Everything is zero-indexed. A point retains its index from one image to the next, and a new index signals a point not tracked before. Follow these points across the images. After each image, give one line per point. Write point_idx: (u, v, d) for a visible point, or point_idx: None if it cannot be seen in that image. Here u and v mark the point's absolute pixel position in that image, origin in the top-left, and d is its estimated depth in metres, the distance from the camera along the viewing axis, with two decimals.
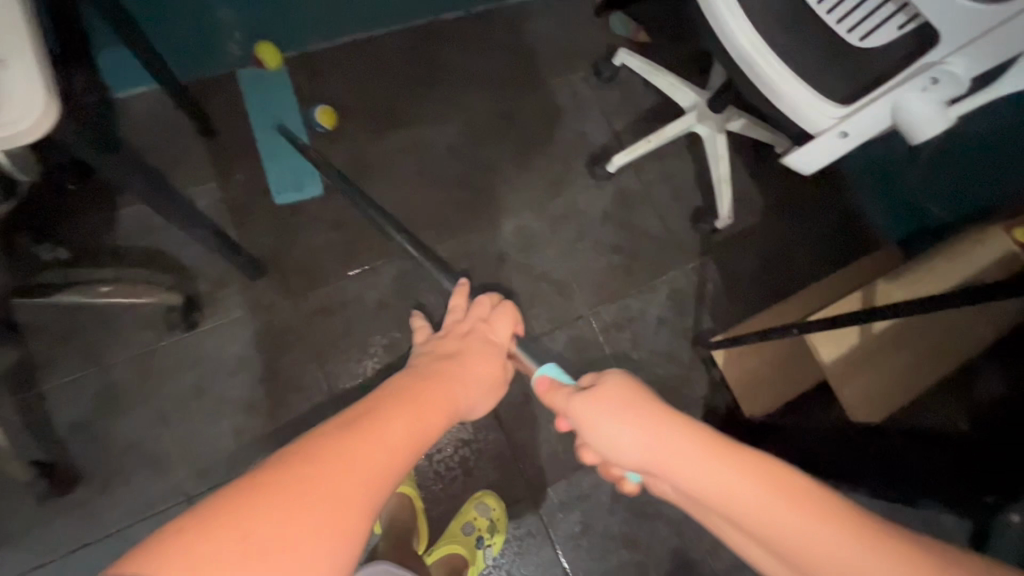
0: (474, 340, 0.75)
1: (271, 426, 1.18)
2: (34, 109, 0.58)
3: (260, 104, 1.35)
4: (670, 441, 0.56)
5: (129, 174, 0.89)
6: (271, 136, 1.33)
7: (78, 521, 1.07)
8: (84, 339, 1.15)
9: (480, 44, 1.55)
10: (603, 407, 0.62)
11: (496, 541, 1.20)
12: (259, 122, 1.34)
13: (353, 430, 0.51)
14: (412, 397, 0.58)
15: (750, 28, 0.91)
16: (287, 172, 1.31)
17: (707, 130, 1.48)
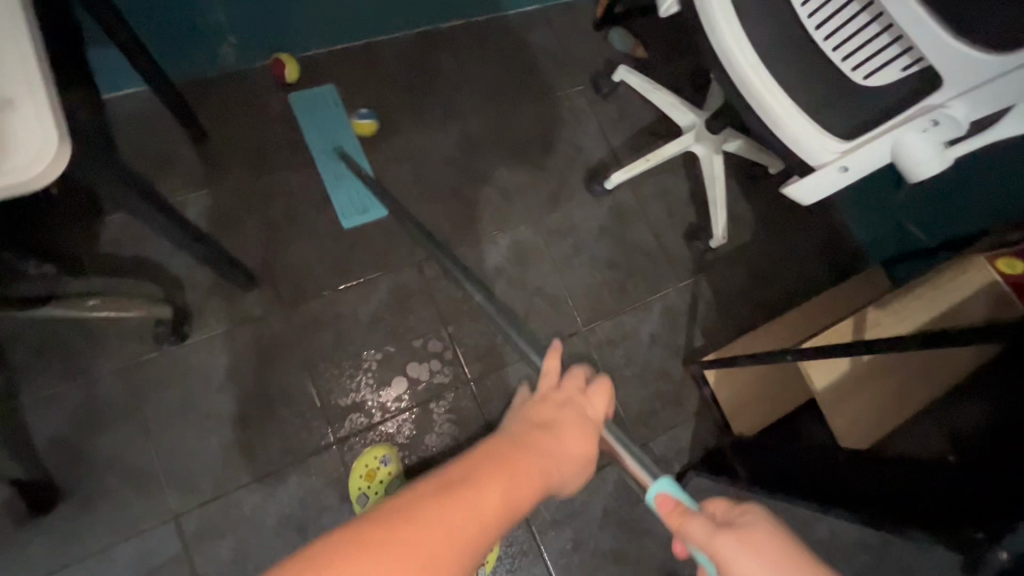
0: (568, 415, 0.75)
1: (261, 441, 1.15)
2: (45, 154, 0.55)
3: (316, 126, 1.36)
4: None
5: (125, 190, 0.86)
6: (332, 160, 1.35)
7: (57, 541, 1.03)
8: (66, 350, 1.11)
9: (479, 54, 1.54)
10: (756, 555, 0.57)
11: (488, 559, 1.21)
12: (318, 148, 1.35)
13: (453, 495, 0.53)
14: (509, 464, 0.60)
15: (757, 62, 0.94)
16: (348, 196, 1.33)
17: (703, 150, 1.48)
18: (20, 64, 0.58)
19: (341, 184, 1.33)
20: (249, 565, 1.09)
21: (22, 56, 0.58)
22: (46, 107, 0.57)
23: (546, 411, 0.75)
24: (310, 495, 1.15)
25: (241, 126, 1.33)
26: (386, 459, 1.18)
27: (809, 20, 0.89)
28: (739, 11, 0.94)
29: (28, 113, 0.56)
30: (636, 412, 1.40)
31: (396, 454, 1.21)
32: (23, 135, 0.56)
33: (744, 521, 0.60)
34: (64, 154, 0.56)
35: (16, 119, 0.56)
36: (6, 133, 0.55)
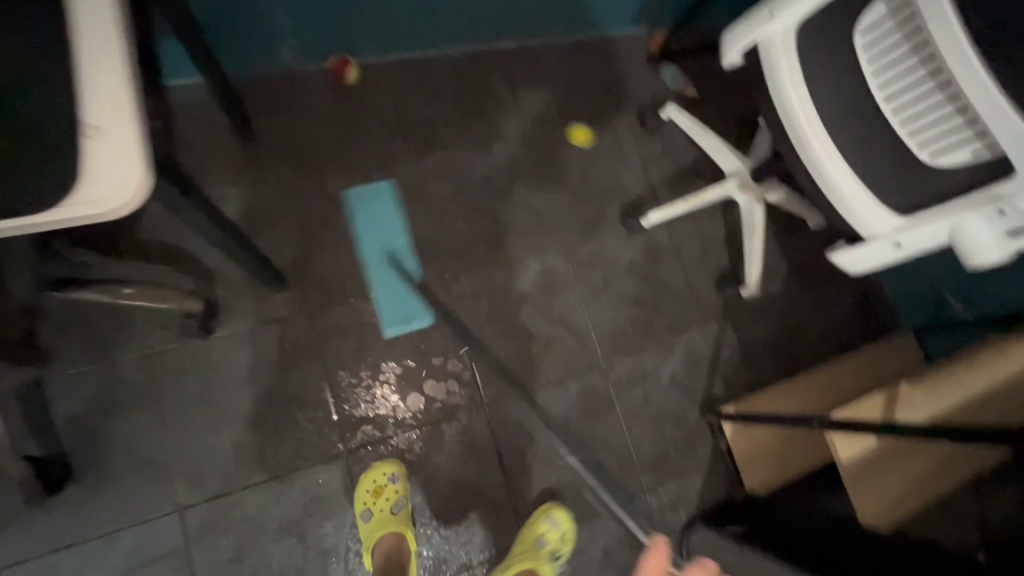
0: None
1: (273, 444, 1.15)
2: (127, 187, 0.62)
3: (366, 225, 1.31)
4: None
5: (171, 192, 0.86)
6: (378, 260, 1.29)
7: (65, 519, 1.04)
8: (95, 330, 1.11)
9: (533, 78, 1.54)
10: None
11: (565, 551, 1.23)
12: (368, 246, 1.30)
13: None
14: None
15: (819, 124, 0.94)
16: (391, 297, 1.28)
17: (744, 198, 1.45)
18: (107, 95, 0.63)
19: (384, 288, 1.28)
20: (248, 565, 1.09)
21: (115, 88, 0.63)
22: (133, 140, 0.63)
23: None
24: (313, 503, 1.15)
25: (292, 126, 1.34)
26: (393, 477, 1.16)
27: (878, 91, 0.89)
28: (806, 75, 0.94)
29: (111, 145, 0.62)
30: (648, 455, 1.37)
31: (405, 474, 1.19)
32: (115, 166, 0.62)
33: None
34: (144, 188, 0.63)
35: (99, 149, 0.62)
36: (92, 165, 0.62)
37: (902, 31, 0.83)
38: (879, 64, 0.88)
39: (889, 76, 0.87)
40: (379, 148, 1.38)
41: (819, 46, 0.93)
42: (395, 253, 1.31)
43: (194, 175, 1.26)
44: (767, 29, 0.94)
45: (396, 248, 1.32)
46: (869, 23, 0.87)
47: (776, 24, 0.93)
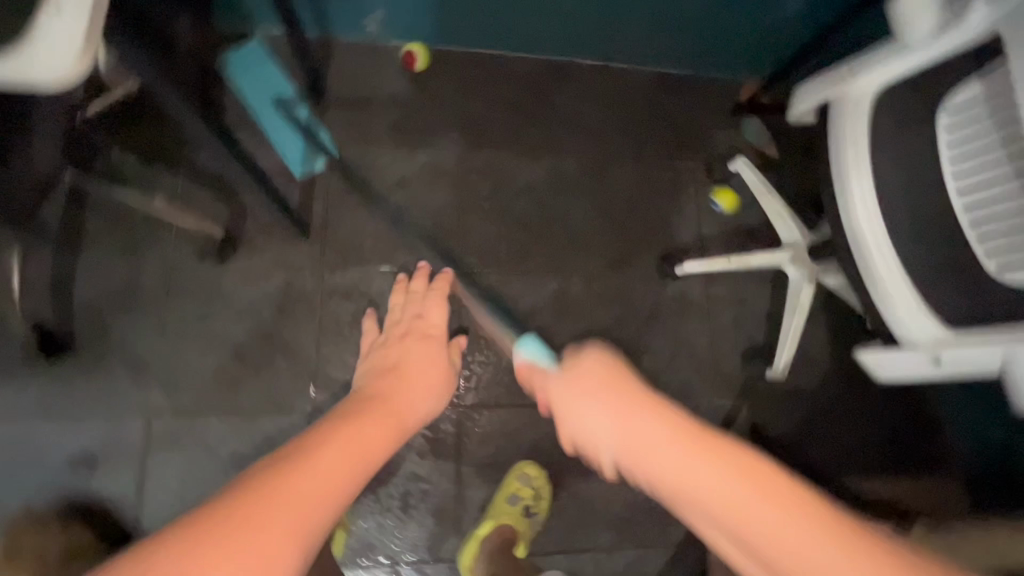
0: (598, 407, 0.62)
1: (249, 380, 1.19)
2: (60, 62, 0.60)
3: (248, 82, 1.30)
4: (645, 432, 0.55)
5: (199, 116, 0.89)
6: (268, 111, 1.30)
7: (51, 389, 1.12)
8: (128, 229, 1.19)
9: (604, 100, 1.49)
10: (583, 393, 0.63)
11: (542, 508, 1.21)
12: (254, 100, 1.30)
13: (367, 414, 0.68)
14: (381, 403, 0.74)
15: (875, 195, 0.80)
16: (291, 147, 1.30)
17: (796, 273, 1.31)
18: None
19: (286, 139, 1.31)
20: (191, 485, 1.12)
21: None
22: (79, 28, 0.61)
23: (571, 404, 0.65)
24: (267, 449, 1.16)
25: (356, 92, 1.38)
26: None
27: (952, 180, 0.79)
28: (875, 141, 0.81)
29: (60, 25, 0.60)
30: (614, 513, 1.27)
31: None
32: (46, 43, 0.60)
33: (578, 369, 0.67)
34: (82, 70, 0.61)
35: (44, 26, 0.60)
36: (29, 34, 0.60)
37: (994, 119, 0.74)
38: (960, 152, 0.78)
39: (968, 167, 0.77)
40: (433, 133, 1.40)
41: (901, 121, 0.81)
42: (283, 100, 1.32)
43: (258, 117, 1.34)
44: (842, 86, 0.85)
45: (284, 96, 1.32)
46: (957, 104, 0.77)
47: (850, 84, 0.84)
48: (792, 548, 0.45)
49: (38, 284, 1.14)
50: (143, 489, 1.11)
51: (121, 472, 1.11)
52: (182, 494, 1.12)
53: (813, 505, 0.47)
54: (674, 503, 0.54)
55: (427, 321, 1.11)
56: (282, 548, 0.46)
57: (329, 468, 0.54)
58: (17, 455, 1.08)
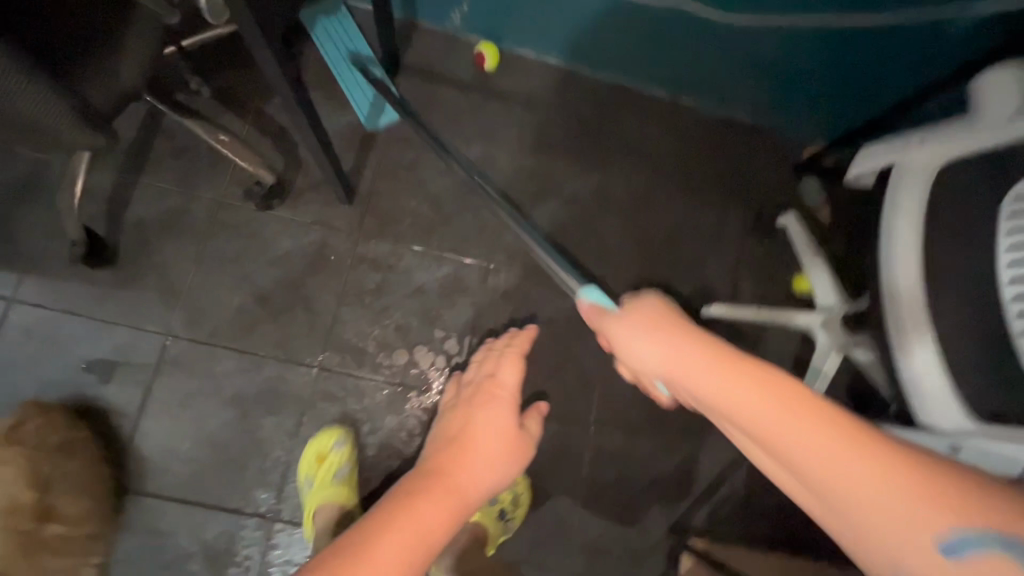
0: (665, 354, 0.64)
1: (265, 325, 1.22)
2: None
3: (329, 34, 1.31)
4: (689, 362, 0.61)
5: (275, 61, 0.92)
6: (344, 65, 1.32)
7: (85, 293, 1.17)
8: (188, 160, 1.25)
9: (664, 131, 1.49)
10: (639, 326, 0.69)
11: (518, 515, 1.19)
12: (330, 59, 1.31)
13: (433, 484, 0.75)
14: (452, 454, 0.83)
15: (920, 273, 0.79)
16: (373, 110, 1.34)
17: (824, 340, 1.27)
18: None
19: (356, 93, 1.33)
20: (190, 412, 1.16)
21: None
22: None
23: (623, 335, 0.70)
24: (268, 394, 1.19)
25: (428, 79, 1.43)
26: (339, 442, 1.14)
27: (1006, 268, 0.72)
28: (931, 217, 0.80)
29: None
30: (588, 539, 1.24)
31: (349, 438, 1.17)
32: None
33: (630, 307, 0.73)
34: None
35: None
36: None
37: None
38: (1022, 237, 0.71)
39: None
40: (491, 131, 1.43)
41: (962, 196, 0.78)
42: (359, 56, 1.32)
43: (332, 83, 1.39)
44: (909, 154, 0.84)
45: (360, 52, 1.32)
46: None
47: (920, 151, 0.83)
48: (824, 462, 0.49)
49: (96, 194, 1.21)
50: (145, 406, 1.15)
51: (128, 385, 1.15)
52: (180, 418, 1.15)
53: (888, 460, 0.47)
54: (724, 419, 0.58)
55: (491, 380, 0.99)
56: None
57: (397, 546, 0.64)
58: (38, 348, 1.13)
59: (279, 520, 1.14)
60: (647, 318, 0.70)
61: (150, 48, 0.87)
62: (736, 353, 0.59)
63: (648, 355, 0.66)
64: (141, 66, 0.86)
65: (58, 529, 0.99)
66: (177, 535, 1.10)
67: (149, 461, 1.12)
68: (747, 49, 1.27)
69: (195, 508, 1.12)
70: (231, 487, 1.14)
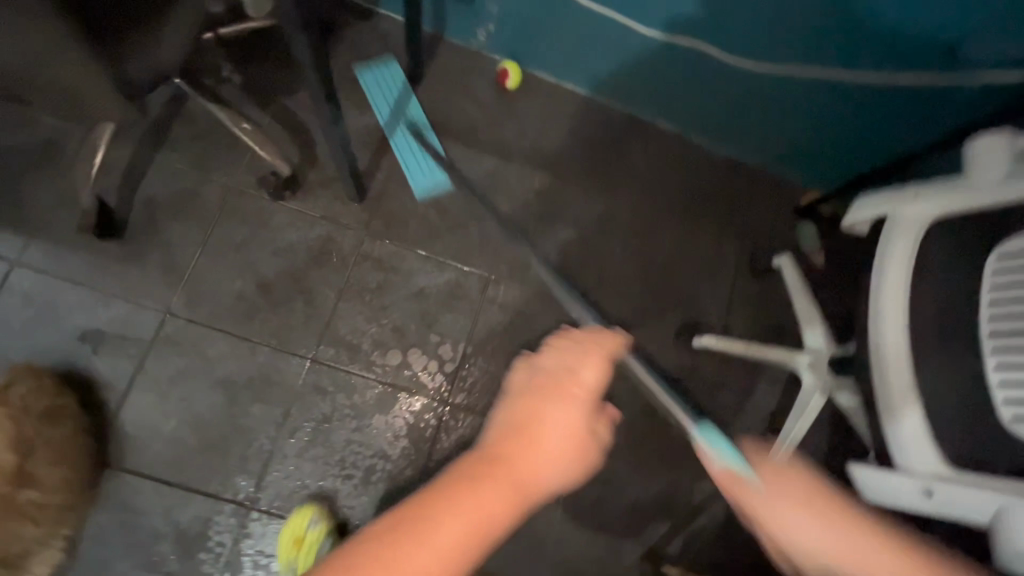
0: (839, 547, 0.58)
1: (263, 312, 1.23)
2: None
3: (384, 98, 1.41)
4: (870, 556, 0.57)
5: (309, 55, 0.95)
6: (396, 126, 1.39)
7: (88, 263, 1.17)
8: (206, 144, 1.27)
9: (671, 164, 1.54)
10: (787, 499, 0.61)
11: None
12: (385, 121, 1.40)
13: (490, 471, 0.53)
14: (503, 450, 0.55)
15: (906, 324, 0.82)
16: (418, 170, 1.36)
17: (810, 380, 1.29)
18: None
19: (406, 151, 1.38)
20: (179, 391, 1.16)
21: None
22: None
23: (771, 508, 0.61)
24: (259, 381, 1.19)
25: (448, 91, 1.47)
26: (314, 521, 1.10)
27: (987, 323, 0.76)
28: (918, 271, 0.83)
29: None
30: (562, 557, 1.24)
31: (324, 512, 1.13)
32: None
33: (773, 469, 0.65)
34: None
35: None
36: None
37: None
38: (999, 294, 0.75)
39: (1005, 311, 0.74)
40: (505, 147, 1.47)
41: (947, 251, 0.82)
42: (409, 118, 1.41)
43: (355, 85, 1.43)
44: (903, 208, 0.88)
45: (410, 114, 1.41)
46: (1009, 251, 0.76)
47: (914, 206, 0.87)
48: None
49: (113, 168, 1.23)
50: (135, 382, 1.15)
51: (120, 359, 1.15)
52: (168, 397, 1.15)
53: None
54: None
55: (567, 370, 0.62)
56: None
57: (445, 545, 0.47)
58: (36, 312, 1.14)
59: (255, 509, 1.13)
60: (796, 488, 0.62)
61: (190, 32, 0.90)
62: (906, 545, 0.59)
63: (796, 523, 0.60)
64: (178, 47, 0.89)
65: (32, 494, 0.99)
66: (150, 514, 1.09)
67: (131, 437, 1.12)
68: (758, 93, 1.33)
69: (172, 488, 1.11)
70: (211, 470, 1.13)
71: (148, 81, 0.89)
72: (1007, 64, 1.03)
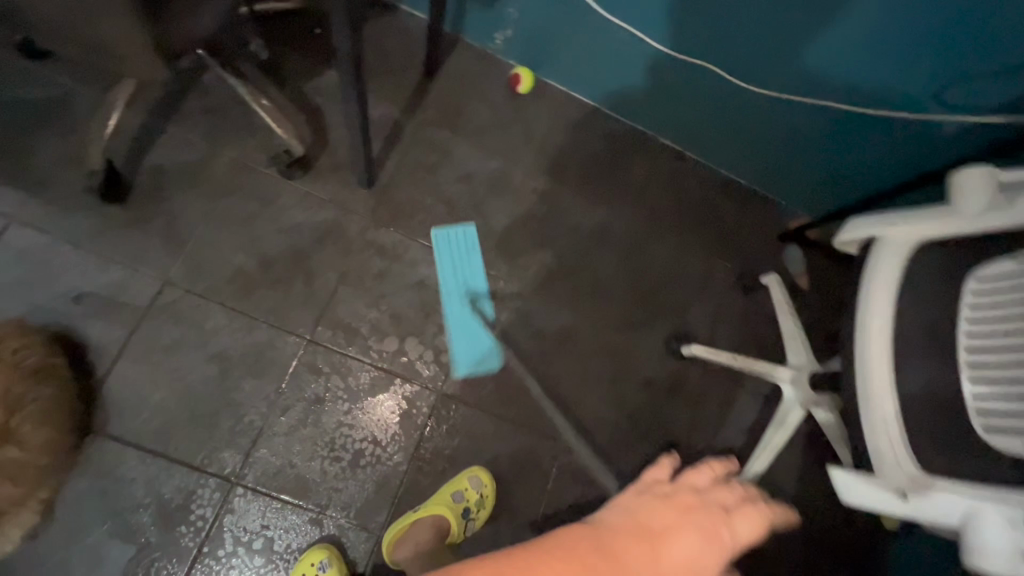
0: None
1: (263, 289, 1.22)
2: None
3: (456, 262, 1.36)
4: None
5: (344, 37, 0.97)
6: (457, 299, 1.33)
7: (88, 225, 1.16)
8: (219, 117, 1.27)
9: (671, 179, 1.58)
10: None
11: (480, 517, 1.19)
12: (446, 282, 1.34)
13: (604, 560, 0.55)
14: (629, 539, 0.59)
15: (890, 335, 0.87)
16: (467, 345, 1.30)
17: (790, 394, 1.34)
18: None
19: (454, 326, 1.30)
20: (172, 361, 1.14)
21: None
22: None
23: None
24: (254, 358, 1.19)
25: (463, 90, 1.50)
26: (322, 563, 1.08)
27: (965, 337, 0.85)
28: (902, 288, 0.89)
29: None
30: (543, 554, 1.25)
31: (337, 557, 1.11)
32: None
33: None
34: None
35: None
36: None
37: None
38: (977, 313, 0.84)
39: (982, 329, 0.83)
40: (515, 147, 1.49)
41: (931, 271, 0.89)
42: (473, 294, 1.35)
43: (371, 76, 1.44)
44: (891, 229, 0.92)
45: (475, 289, 1.35)
46: (989, 273, 0.84)
47: (901, 228, 0.91)
48: None
49: (121, 134, 1.22)
50: (127, 349, 1.13)
51: (113, 324, 1.13)
52: (160, 366, 1.14)
53: None
54: None
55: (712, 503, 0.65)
56: None
57: None
58: (30, 270, 1.12)
59: (241, 485, 1.12)
60: None
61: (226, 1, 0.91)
62: None
63: None
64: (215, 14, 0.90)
65: (14, 452, 0.98)
66: (134, 483, 1.07)
67: (118, 405, 1.10)
68: (763, 117, 1.38)
69: (157, 459, 1.10)
70: (199, 444, 1.12)
71: (182, 43, 0.89)
72: (994, 111, 1.09)
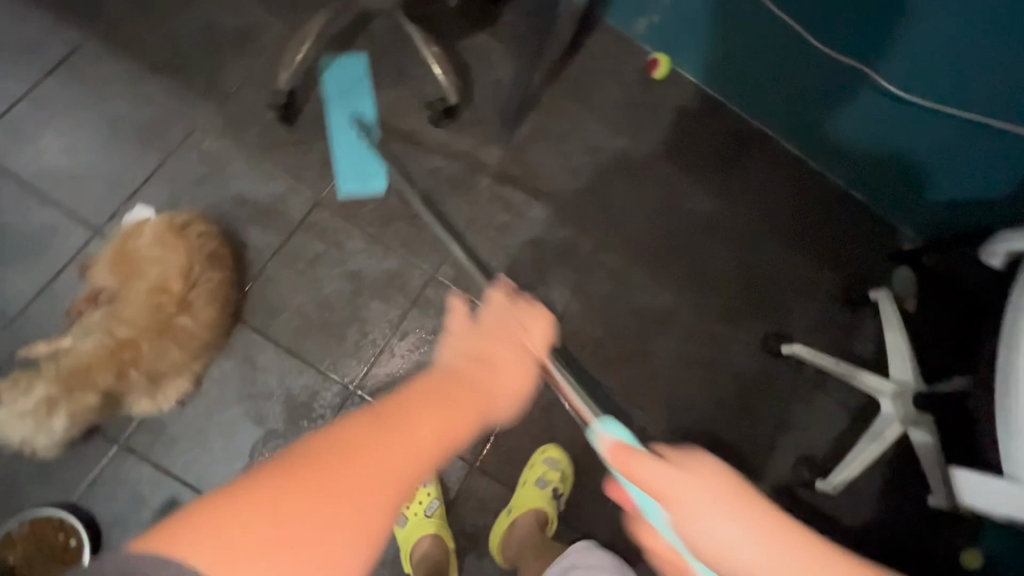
0: None
1: (398, 222, 1.31)
2: None
3: (338, 92, 1.34)
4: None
5: None
6: (345, 128, 1.32)
7: (261, 141, 1.29)
8: (383, 62, 1.38)
9: (790, 180, 1.56)
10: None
11: (566, 489, 1.22)
12: (333, 113, 1.32)
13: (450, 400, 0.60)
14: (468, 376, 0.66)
15: None
16: (354, 170, 1.30)
17: (888, 408, 1.28)
18: None
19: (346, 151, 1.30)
20: (312, 272, 1.25)
21: None
22: None
23: None
24: (382, 281, 1.28)
25: (599, 67, 1.55)
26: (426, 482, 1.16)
27: None
28: None
29: None
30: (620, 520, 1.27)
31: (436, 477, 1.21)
32: None
33: None
34: None
35: None
36: None
37: None
38: None
39: None
40: (642, 127, 1.53)
41: None
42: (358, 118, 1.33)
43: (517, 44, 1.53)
44: None
45: (360, 115, 1.34)
46: None
47: None
48: None
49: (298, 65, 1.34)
50: (277, 254, 1.24)
51: (269, 230, 1.25)
52: (302, 274, 1.25)
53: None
54: None
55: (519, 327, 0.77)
56: (364, 506, 0.48)
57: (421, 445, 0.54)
58: (208, 172, 1.25)
59: (357, 395, 1.21)
60: None
61: None
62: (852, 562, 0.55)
63: None
64: None
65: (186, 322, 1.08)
66: (269, 374, 1.19)
67: (264, 302, 1.22)
68: (900, 126, 1.35)
69: (289, 356, 1.20)
70: (326, 350, 1.22)
71: None
72: None
